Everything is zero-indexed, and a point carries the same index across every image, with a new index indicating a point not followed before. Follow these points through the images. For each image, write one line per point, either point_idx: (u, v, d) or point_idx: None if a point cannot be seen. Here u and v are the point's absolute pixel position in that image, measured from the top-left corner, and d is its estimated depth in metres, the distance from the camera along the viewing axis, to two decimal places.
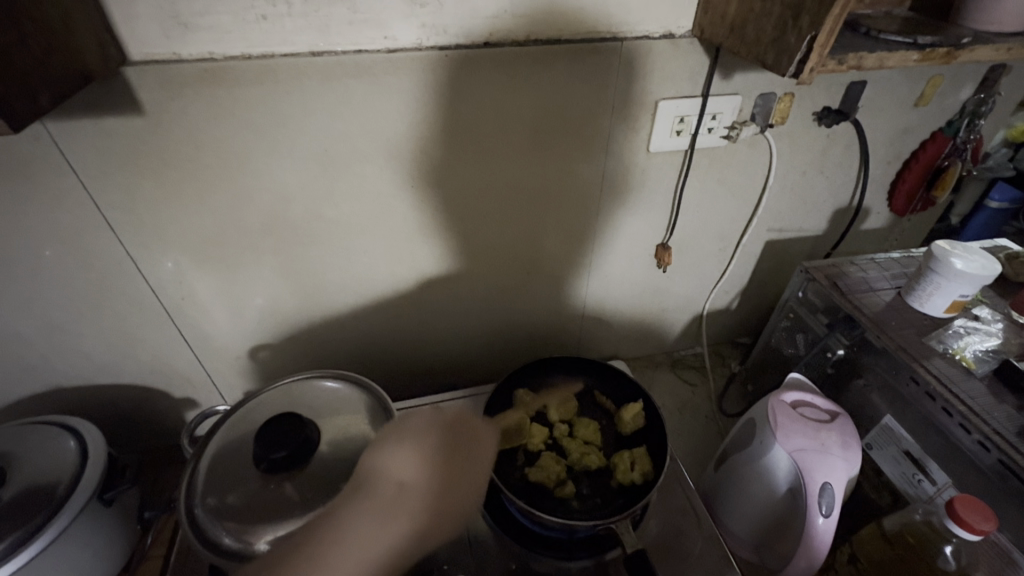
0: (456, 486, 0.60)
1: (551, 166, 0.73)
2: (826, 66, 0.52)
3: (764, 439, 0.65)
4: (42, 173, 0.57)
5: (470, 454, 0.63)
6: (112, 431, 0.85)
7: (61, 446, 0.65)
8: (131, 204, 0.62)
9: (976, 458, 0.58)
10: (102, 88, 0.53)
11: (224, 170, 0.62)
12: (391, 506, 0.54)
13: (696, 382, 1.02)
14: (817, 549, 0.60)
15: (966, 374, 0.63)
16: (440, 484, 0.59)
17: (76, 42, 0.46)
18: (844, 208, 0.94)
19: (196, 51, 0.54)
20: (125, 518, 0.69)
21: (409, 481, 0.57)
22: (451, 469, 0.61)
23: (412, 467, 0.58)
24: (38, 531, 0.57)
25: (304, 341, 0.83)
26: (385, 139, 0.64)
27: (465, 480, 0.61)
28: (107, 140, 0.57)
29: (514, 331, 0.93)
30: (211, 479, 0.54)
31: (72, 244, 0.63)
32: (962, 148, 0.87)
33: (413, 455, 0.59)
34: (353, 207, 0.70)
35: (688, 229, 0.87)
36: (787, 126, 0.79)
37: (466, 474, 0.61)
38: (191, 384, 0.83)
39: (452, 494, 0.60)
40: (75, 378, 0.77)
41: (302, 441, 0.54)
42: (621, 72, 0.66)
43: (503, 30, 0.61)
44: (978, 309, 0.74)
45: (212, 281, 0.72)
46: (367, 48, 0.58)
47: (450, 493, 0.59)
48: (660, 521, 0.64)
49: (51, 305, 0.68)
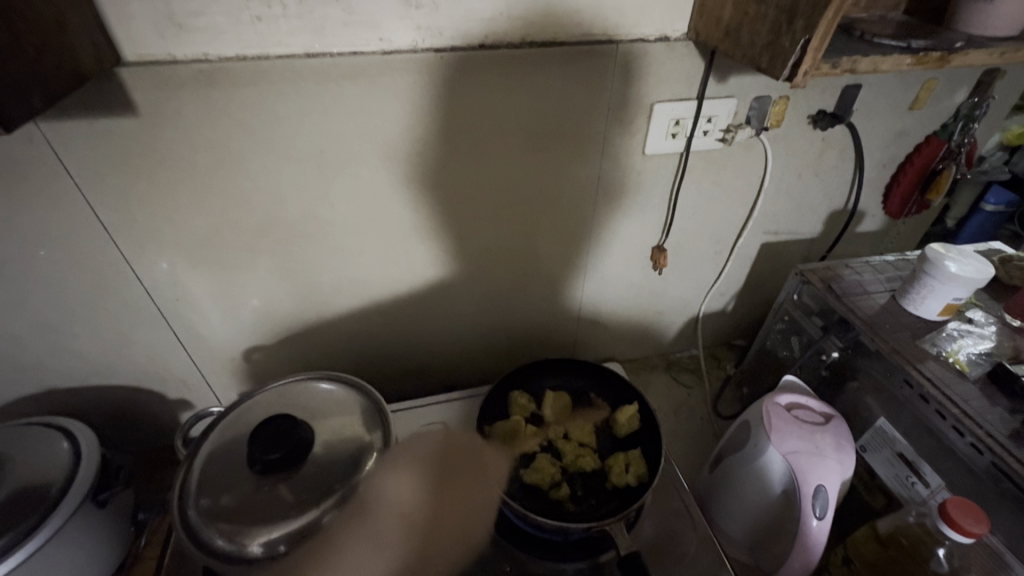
0: (452, 515, 0.60)
1: (547, 168, 0.73)
2: (819, 70, 0.53)
3: (759, 441, 0.65)
4: (36, 173, 0.57)
5: (474, 473, 0.64)
6: (106, 433, 0.84)
7: (55, 447, 0.65)
8: (125, 205, 0.62)
9: (969, 461, 0.58)
10: (97, 89, 0.53)
11: (220, 172, 0.62)
12: (390, 537, 0.55)
13: (691, 384, 1.03)
14: (812, 551, 0.60)
15: (960, 377, 0.63)
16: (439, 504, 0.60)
17: (71, 43, 0.46)
18: (840, 211, 0.94)
19: (191, 52, 0.54)
20: (119, 519, 0.69)
21: (410, 509, 0.58)
22: (452, 491, 0.62)
23: (415, 490, 0.59)
24: (31, 533, 0.57)
25: (300, 342, 0.83)
26: (380, 140, 0.64)
27: (456, 516, 0.60)
28: (101, 141, 0.56)
29: (511, 333, 0.93)
30: (204, 481, 0.54)
31: (66, 245, 0.63)
32: (956, 151, 0.87)
33: (411, 476, 0.60)
34: (348, 208, 0.69)
35: (684, 231, 0.87)
36: (782, 129, 0.79)
37: (463, 501, 0.61)
38: (186, 385, 0.83)
39: (446, 523, 0.60)
40: (69, 379, 0.76)
41: (296, 443, 0.54)
42: (617, 75, 0.66)
43: (499, 33, 0.61)
44: (971, 312, 0.74)
45: (207, 282, 0.72)
46: (363, 50, 0.58)
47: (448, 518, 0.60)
48: (655, 523, 0.64)
49: (44, 306, 0.68)
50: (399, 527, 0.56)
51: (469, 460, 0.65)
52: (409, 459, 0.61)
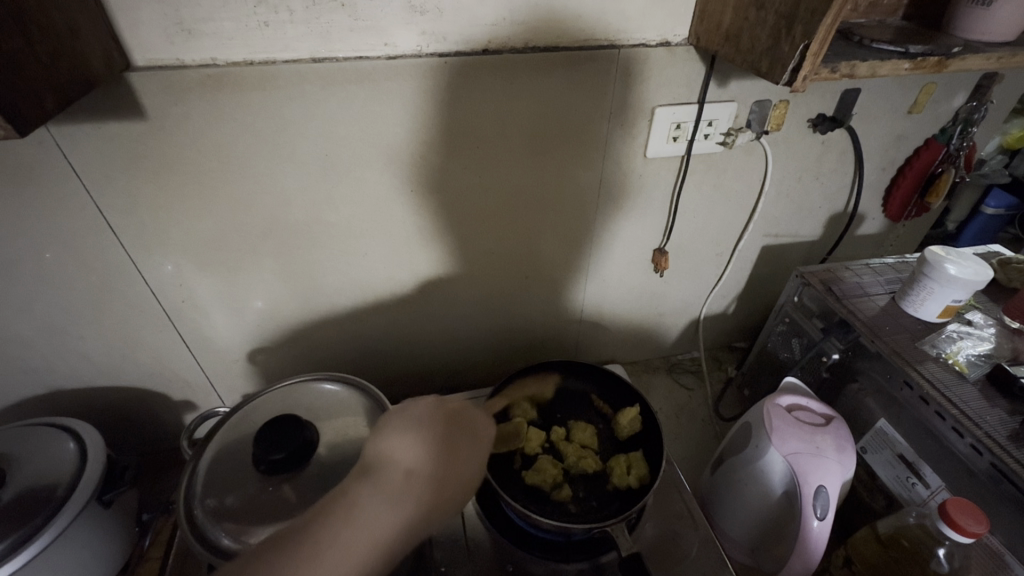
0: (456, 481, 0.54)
1: (549, 170, 0.73)
2: (819, 75, 0.54)
3: (760, 442, 0.66)
4: (46, 176, 0.58)
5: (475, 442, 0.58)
6: (112, 434, 0.85)
7: (60, 448, 0.65)
8: (133, 208, 0.63)
9: (969, 462, 0.59)
10: (106, 93, 0.54)
11: (226, 175, 0.63)
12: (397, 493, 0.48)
13: (692, 386, 1.03)
14: (812, 552, 0.60)
15: (959, 378, 0.64)
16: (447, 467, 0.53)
17: (82, 48, 0.47)
18: (840, 214, 0.95)
19: (199, 56, 0.55)
20: (124, 519, 0.69)
21: (415, 468, 0.51)
22: (454, 455, 0.55)
23: (416, 452, 0.53)
24: (38, 532, 0.57)
25: (303, 344, 0.84)
26: (384, 144, 0.65)
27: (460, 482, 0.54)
28: (110, 144, 0.57)
29: (513, 335, 0.94)
30: (210, 481, 0.55)
31: (74, 247, 0.64)
32: (955, 155, 0.88)
33: (416, 438, 0.54)
34: (352, 210, 0.70)
35: (685, 234, 0.88)
36: (782, 132, 0.79)
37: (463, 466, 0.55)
38: (190, 387, 0.83)
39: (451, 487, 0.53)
40: (75, 380, 0.77)
41: (301, 443, 0.54)
42: (619, 79, 0.67)
43: (502, 38, 0.62)
44: (970, 314, 0.75)
45: (211, 284, 0.72)
46: (368, 55, 0.59)
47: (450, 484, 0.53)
48: (656, 524, 0.65)
49: (51, 307, 0.68)
50: (406, 485, 0.49)
51: (469, 428, 0.59)
52: (407, 422, 0.55)
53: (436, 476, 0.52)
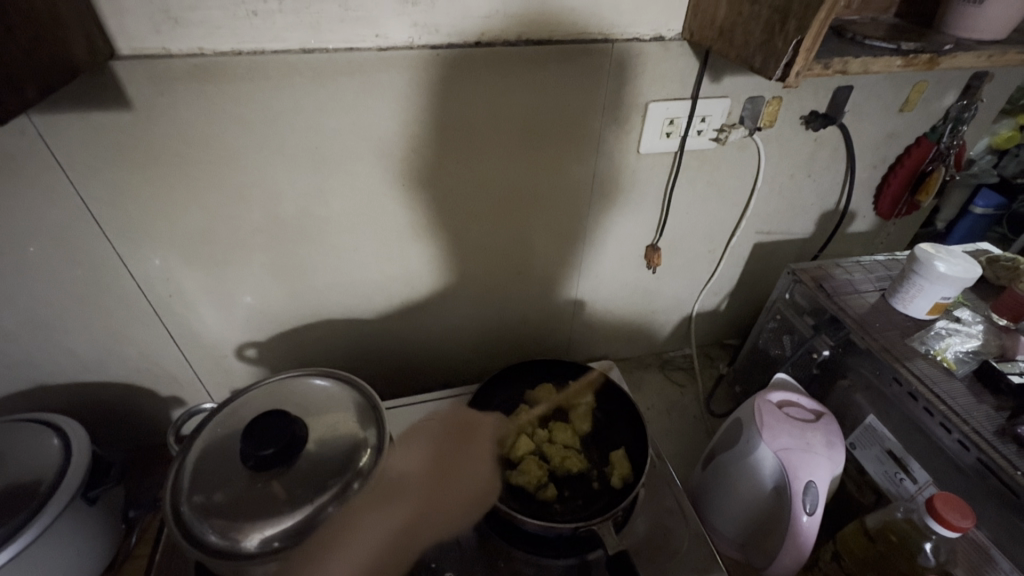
0: (454, 483, 0.64)
1: (540, 167, 0.73)
2: (812, 71, 0.53)
3: (750, 438, 0.66)
4: (28, 167, 0.56)
5: (466, 446, 0.68)
6: (98, 430, 0.84)
7: (45, 443, 0.64)
8: (120, 201, 0.62)
9: (956, 457, 0.59)
10: (91, 82, 0.53)
11: (213, 168, 0.62)
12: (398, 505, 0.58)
13: (684, 382, 1.03)
14: (801, 546, 0.61)
15: (947, 374, 0.64)
16: (438, 480, 0.63)
17: (64, 36, 0.46)
18: (831, 211, 0.95)
19: (186, 46, 0.54)
20: (110, 516, 0.68)
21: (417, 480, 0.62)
22: (447, 467, 0.65)
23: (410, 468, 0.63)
24: (20, 530, 0.56)
25: (294, 339, 0.83)
26: (377, 136, 0.64)
27: (457, 490, 0.63)
28: (96, 135, 0.56)
29: (507, 331, 0.93)
30: (197, 478, 0.54)
31: (60, 240, 0.63)
32: (946, 153, 0.88)
33: (421, 449, 0.66)
34: (344, 204, 0.69)
35: (677, 231, 0.88)
36: (775, 129, 0.80)
37: (465, 457, 0.67)
38: (177, 382, 0.82)
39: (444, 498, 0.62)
40: (59, 375, 0.76)
41: (290, 438, 0.53)
42: (613, 73, 0.67)
43: (495, 30, 0.61)
44: (959, 311, 0.75)
45: (199, 278, 0.71)
46: (360, 46, 0.58)
47: (454, 482, 0.64)
48: (646, 520, 0.65)
49: (37, 302, 0.67)
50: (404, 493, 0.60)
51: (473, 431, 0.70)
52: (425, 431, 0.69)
53: (432, 472, 0.64)
